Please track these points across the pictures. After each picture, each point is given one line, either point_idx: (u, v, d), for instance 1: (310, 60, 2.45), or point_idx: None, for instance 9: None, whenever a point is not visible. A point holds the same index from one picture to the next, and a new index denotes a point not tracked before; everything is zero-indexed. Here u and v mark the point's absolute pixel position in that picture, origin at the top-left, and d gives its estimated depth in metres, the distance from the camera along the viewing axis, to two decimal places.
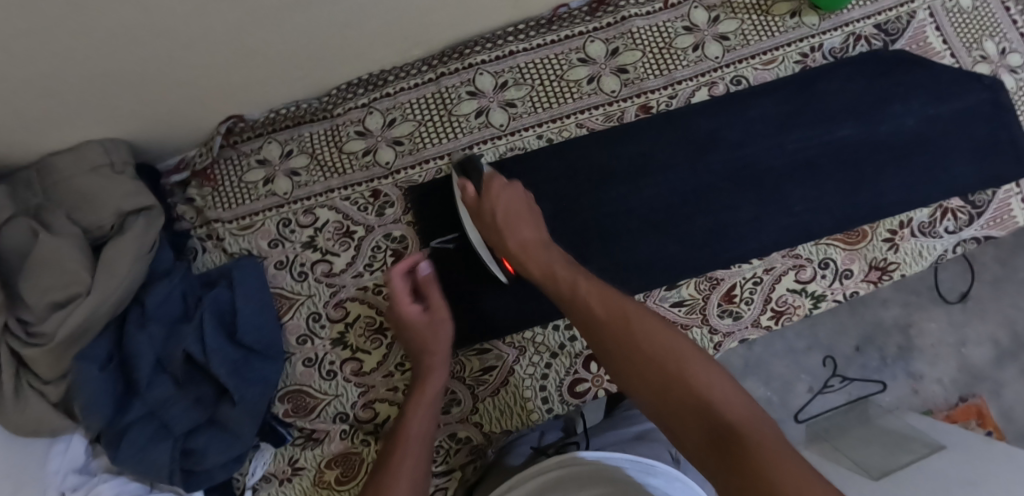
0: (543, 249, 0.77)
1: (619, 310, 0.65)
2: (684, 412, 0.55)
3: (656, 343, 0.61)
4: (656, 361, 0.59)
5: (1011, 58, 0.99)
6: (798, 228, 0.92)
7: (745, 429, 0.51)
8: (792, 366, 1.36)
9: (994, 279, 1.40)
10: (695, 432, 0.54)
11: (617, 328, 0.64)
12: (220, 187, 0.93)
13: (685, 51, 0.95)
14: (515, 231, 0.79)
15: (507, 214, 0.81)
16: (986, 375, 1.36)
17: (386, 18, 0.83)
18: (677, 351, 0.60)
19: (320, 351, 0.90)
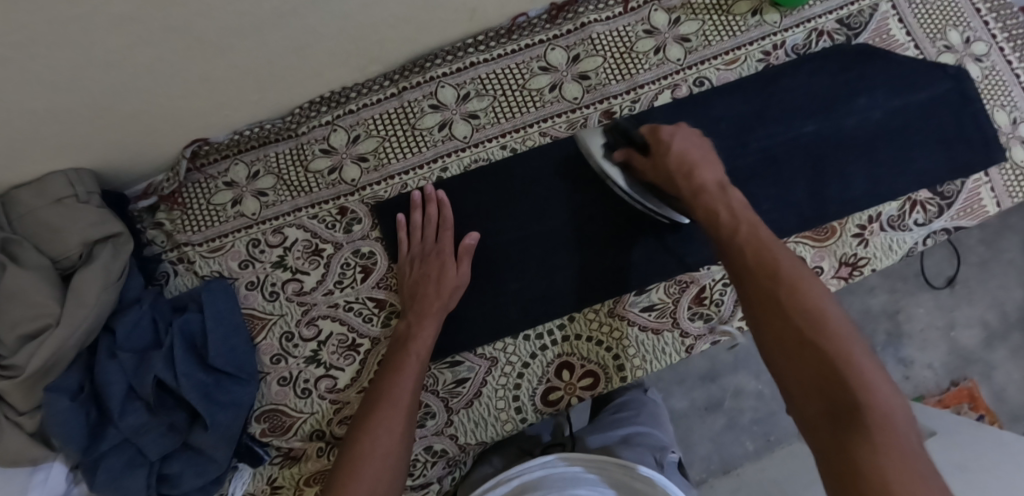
0: (712, 198, 0.76)
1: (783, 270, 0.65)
2: (816, 372, 0.56)
3: (811, 303, 0.61)
4: (802, 314, 0.60)
5: (976, 46, 0.99)
6: (766, 227, 0.92)
7: (876, 414, 0.51)
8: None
9: (979, 263, 1.43)
10: (819, 400, 0.55)
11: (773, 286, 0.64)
12: (188, 211, 0.93)
13: (646, 54, 0.95)
14: (695, 181, 0.78)
15: (682, 165, 0.79)
16: (976, 357, 1.41)
17: (343, 35, 0.83)
18: (831, 317, 0.60)
19: (294, 370, 0.91)
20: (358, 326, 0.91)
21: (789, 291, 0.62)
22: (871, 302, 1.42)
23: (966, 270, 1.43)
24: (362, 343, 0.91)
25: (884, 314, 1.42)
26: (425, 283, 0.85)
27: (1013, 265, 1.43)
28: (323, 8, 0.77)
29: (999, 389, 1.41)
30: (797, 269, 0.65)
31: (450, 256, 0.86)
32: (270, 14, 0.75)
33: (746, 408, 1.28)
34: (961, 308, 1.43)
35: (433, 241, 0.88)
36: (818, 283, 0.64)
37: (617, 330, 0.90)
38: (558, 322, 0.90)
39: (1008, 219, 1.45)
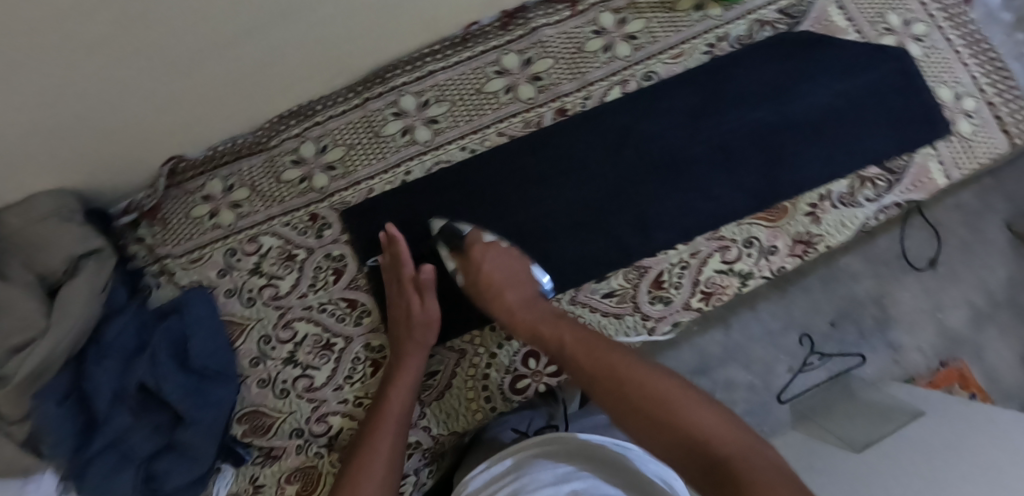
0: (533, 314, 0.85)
1: (607, 366, 0.73)
2: (680, 446, 0.63)
3: (643, 385, 0.69)
4: (644, 409, 0.67)
5: (916, 27, 1.03)
6: (719, 211, 0.96)
7: (735, 460, 0.59)
8: (770, 350, 1.41)
9: (960, 243, 1.45)
10: (695, 464, 0.61)
11: (609, 383, 0.72)
12: (169, 225, 0.98)
13: (595, 54, 0.99)
14: (504, 295, 0.86)
15: (494, 279, 0.87)
16: (965, 338, 1.43)
17: (304, 51, 0.89)
18: (665, 396, 0.67)
19: (273, 371, 0.94)
20: (331, 326, 0.95)
21: (625, 390, 0.69)
22: (856, 288, 1.43)
23: (947, 251, 1.45)
24: (336, 342, 0.94)
25: (869, 300, 1.44)
26: (397, 324, 0.89)
27: (994, 244, 1.46)
28: (282, 26, 0.83)
29: (991, 367, 1.42)
30: (620, 368, 0.72)
31: (415, 295, 0.89)
32: (234, 34, 0.80)
33: (740, 398, 1.38)
34: (946, 289, 1.44)
35: (397, 282, 0.91)
36: (640, 367, 0.71)
37: (580, 317, 0.93)
38: None
39: (986, 198, 1.47)
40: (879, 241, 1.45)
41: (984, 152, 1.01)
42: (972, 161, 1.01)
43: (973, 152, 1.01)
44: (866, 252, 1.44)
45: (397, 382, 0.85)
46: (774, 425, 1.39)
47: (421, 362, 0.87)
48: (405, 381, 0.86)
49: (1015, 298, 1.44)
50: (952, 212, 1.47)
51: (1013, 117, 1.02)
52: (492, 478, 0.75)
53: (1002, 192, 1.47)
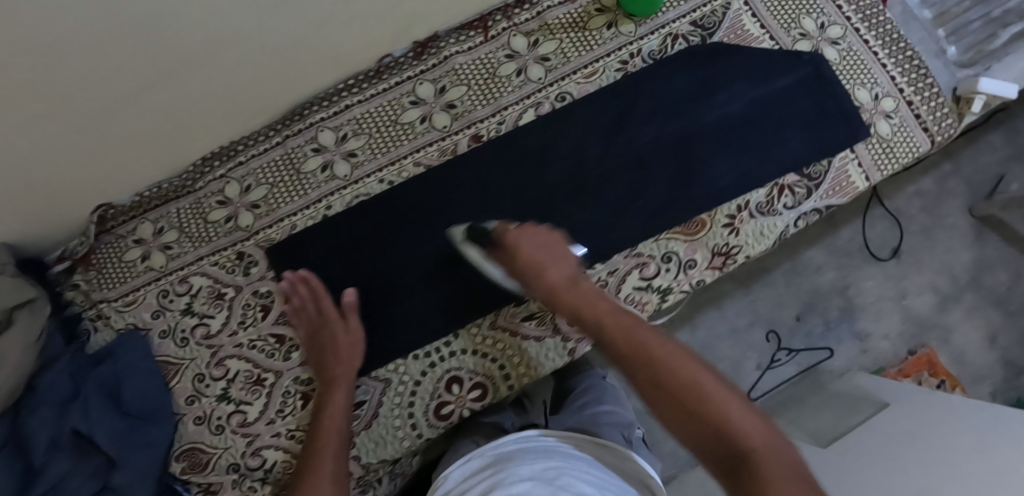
0: (565, 290, 0.80)
1: (640, 346, 0.70)
2: (708, 438, 0.62)
3: (678, 367, 0.67)
4: (678, 383, 0.66)
5: (831, 31, 1.03)
6: (637, 227, 0.96)
7: (764, 459, 0.58)
8: (739, 347, 1.44)
9: (924, 229, 1.47)
10: (721, 458, 0.61)
11: (642, 364, 0.69)
12: (103, 270, 1.01)
13: (509, 77, 1.00)
14: (545, 270, 0.82)
15: (533, 254, 0.83)
16: (934, 322, 1.45)
17: (216, 95, 0.90)
18: (703, 380, 0.65)
19: (208, 408, 0.97)
20: (261, 362, 0.97)
21: (662, 363, 0.67)
22: (820, 280, 1.46)
23: (910, 239, 1.46)
24: (267, 377, 0.97)
25: (834, 291, 1.46)
26: (325, 352, 0.92)
27: (957, 228, 1.47)
28: (184, 74, 0.84)
29: (959, 351, 1.45)
30: (662, 344, 0.70)
31: (337, 320, 0.93)
32: (138, 84, 0.82)
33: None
34: (911, 276, 1.46)
35: (318, 313, 0.94)
36: (679, 349, 0.69)
37: (501, 341, 0.94)
38: (444, 340, 0.95)
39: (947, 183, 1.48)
40: (842, 233, 1.46)
41: (903, 152, 1.01)
42: (893, 162, 1.01)
43: (893, 152, 1.01)
44: (829, 244, 1.46)
45: (326, 423, 0.86)
46: None
47: (345, 397, 0.89)
48: (333, 421, 0.87)
49: (981, 280, 1.46)
50: (913, 198, 1.48)
51: (933, 114, 1.02)
52: (467, 474, 0.76)
53: (961, 176, 1.48)
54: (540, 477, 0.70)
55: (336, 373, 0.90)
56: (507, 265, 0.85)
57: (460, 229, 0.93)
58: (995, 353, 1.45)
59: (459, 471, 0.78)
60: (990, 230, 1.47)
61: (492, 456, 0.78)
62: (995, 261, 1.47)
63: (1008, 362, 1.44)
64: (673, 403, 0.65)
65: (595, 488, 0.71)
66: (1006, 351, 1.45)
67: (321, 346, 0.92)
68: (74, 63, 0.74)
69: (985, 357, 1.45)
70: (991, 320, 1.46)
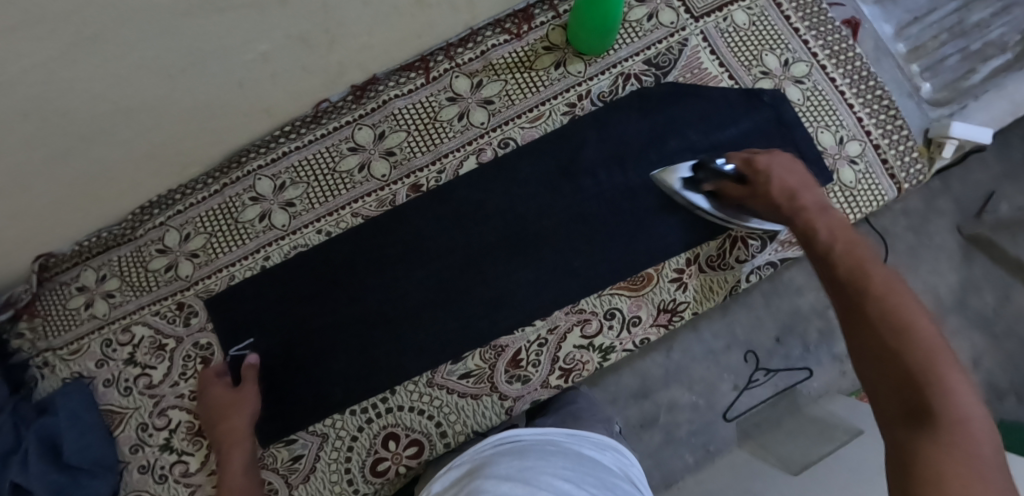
0: (818, 212, 0.77)
1: (866, 277, 0.67)
2: (893, 377, 0.59)
3: (898, 306, 0.63)
4: (895, 328, 0.61)
5: (795, 68, 0.97)
6: (579, 282, 0.93)
7: (948, 423, 0.53)
8: (714, 369, 1.30)
9: (909, 249, 1.34)
10: (899, 402, 0.57)
11: (856, 289, 0.66)
12: (48, 318, 1.01)
13: (450, 122, 0.97)
14: (806, 196, 0.79)
15: (785, 187, 0.81)
16: None
17: (144, 151, 0.88)
18: (926, 330, 0.60)
19: (151, 457, 0.98)
20: None
21: (884, 311, 0.62)
22: (800, 301, 1.33)
23: (894, 260, 1.33)
24: None
25: (813, 313, 1.33)
26: (213, 414, 0.92)
27: (944, 249, 1.34)
28: (107, 134, 0.81)
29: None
30: (892, 284, 0.65)
31: (216, 385, 0.93)
32: (54, 153, 0.79)
33: (683, 420, 1.29)
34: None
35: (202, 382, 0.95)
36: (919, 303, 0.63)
37: (438, 399, 0.93)
38: (380, 396, 0.93)
39: (936, 201, 1.35)
40: None
41: (867, 201, 0.96)
42: (856, 211, 0.95)
43: (856, 201, 0.95)
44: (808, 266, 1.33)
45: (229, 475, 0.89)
46: (720, 445, 1.28)
47: (246, 452, 0.90)
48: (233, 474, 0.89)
49: (967, 302, 1.33)
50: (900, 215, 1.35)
51: (901, 160, 0.96)
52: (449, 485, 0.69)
53: (949, 194, 1.35)
54: (518, 477, 0.63)
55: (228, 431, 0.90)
56: (751, 198, 0.84)
57: (671, 178, 0.92)
58: (977, 377, 1.31)
59: (439, 484, 0.71)
60: (978, 250, 1.33)
61: (470, 463, 0.71)
62: (982, 282, 1.33)
63: (992, 386, 1.30)
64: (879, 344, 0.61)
65: (572, 481, 0.65)
66: (990, 375, 1.31)
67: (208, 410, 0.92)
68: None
69: None
70: (975, 343, 1.32)
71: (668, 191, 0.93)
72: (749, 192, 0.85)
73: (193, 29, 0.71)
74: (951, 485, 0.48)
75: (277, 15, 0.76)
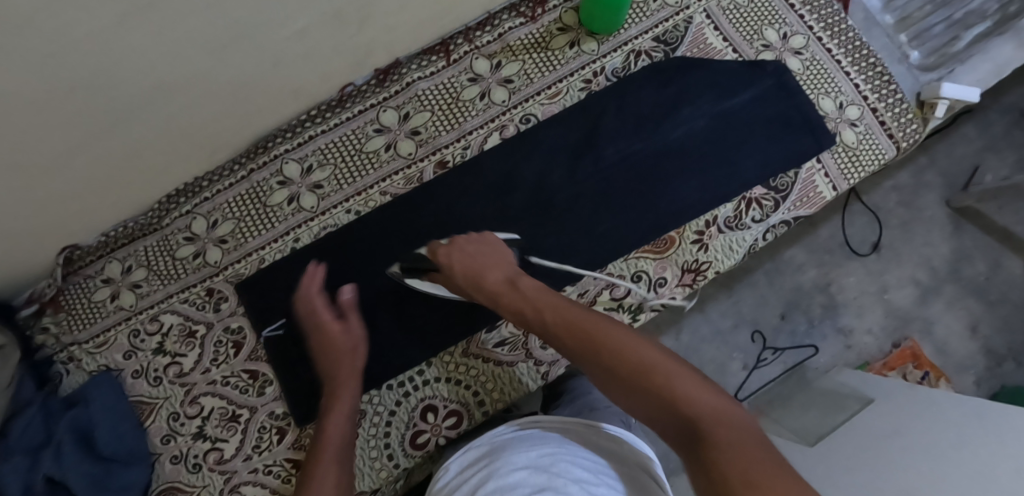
0: (511, 287, 0.79)
1: (574, 331, 0.68)
2: (651, 405, 0.57)
3: (606, 342, 0.64)
4: (617, 361, 0.62)
5: (794, 40, 1.04)
6: (604, 248, 0.96)
7: (705, 419, 0.53)
8: (723, 348, 1.35)
9: (902, 222, 1.40)
10: (671, 423, 0.55)
11: (578, 345, 0.66)
12: (73, 313, 1.00)
13: (472, 101, 1.00)
14: (488, 275, 0.82)
15: (469, 269, 0.84)
16: (916, 315, 1.38)
17: (177, 134, 0.89)
18: (636, 350, 0.62)
19: (184, 447, 0.96)
20: (236, 398, 0.97)
21: (614, 353, 0.62)
22: (801, 279, 1.38)
23: (890, 234, 1.39)
24: (242, 413, 0.96)
25: (816, 289, 1.38)
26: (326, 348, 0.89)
27: (935, 221, 1.40)
28: (147, 114, 0.82)
29: (942, 342, 1.37)
30: (597, 322, 0.67)
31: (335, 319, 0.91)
32: (97, 132, 0.80)
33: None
34: (891, 270, 1.39)
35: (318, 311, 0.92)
36: (617, 326, 0.66)
37: (474, 368, 0.94)
38: (417, 369, 0.95)
39: (925, 175, 1.42)
40: (821, 230, 1.39)
41: (869, 159, 1.02)
42: (860, 170, 1.01)
43: (860, 161, 1.01)
44: (810, 243, 1.39)
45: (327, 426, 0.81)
46: None
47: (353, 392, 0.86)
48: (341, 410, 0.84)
49: (960, 272, 1.39)
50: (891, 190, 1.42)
51: (898, 121, 1.02)
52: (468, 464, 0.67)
53: (936, 168, 1.41)
54: (537, 467, 0.62)
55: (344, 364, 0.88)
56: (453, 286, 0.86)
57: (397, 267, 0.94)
58: (976, 343, 1.37)
59: (459, 462, 0.70)
60: (966, 221, 1.40)
61: (489, 445, 0.70)
62: (973, 251, 1.40)
63: (990, 352, 1.37)
64: (621, 383, 0.61)
65: (592, 471, 0.64)
66: (988, 341, 1.37)
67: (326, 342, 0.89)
68: (47, 121, 0.73)
69: (966, 348, 1.37)
70: (972, 310, 1.38)
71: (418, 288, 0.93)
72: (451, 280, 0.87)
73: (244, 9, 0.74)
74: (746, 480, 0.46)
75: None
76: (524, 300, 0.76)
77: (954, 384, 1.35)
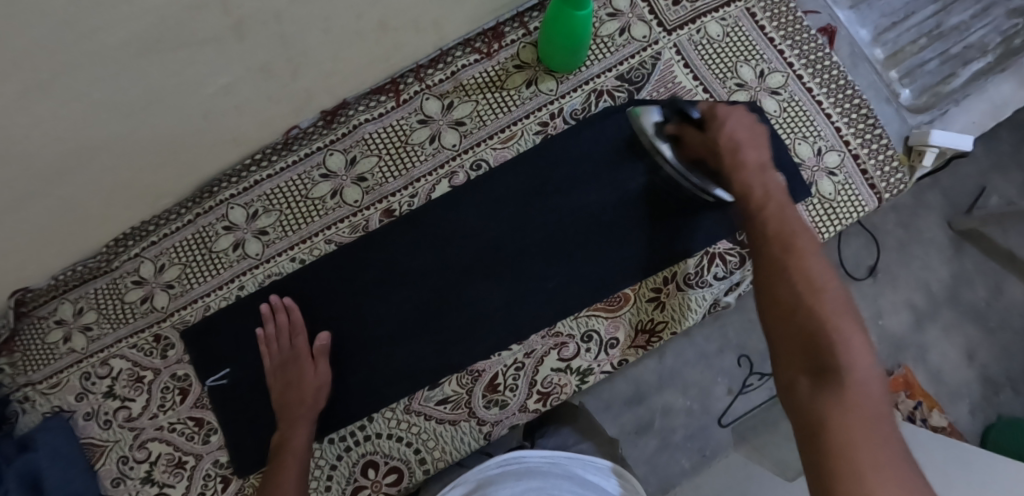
0: (758, 174, 0.80)
1: (792, 249, 0.72)
2: (807, 338, 0.64)
3: (815, 277, 0.69)
4: (810, 295, 0.67)
5: (771, 79, 0.95)
6: (552, 306, 0.92)
7: (853, 379, 0.59)
8: (707, 372, 1.20)
9: (900, 244, 1.27)
10: (808, 360, 0.63)
11: (788, 257, 0.71)
12: (27, 353, 1.00)
13: (421, 145, 0.96)
14: (750, 162, 0.81)
15: (737, 144, 0.82)
16: (909, 342, 1.25)
17: (114, 187, 0.86)
18: (835, 302, 0.66)
19: (133, 490, 0.96)
20: (182, 444, 0.96)
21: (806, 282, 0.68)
22: None
23: (887, 257, 1.26)
24: (188, 460, 0.96)
25: None
26: (291, 388, 0.89)
27: (934, 243, 1.27)
28: (71, 172, 0.79)
29: (936, 370, 1.24)
30: (814, 258, 0.71)
31: (307, 358, 0.90)
32: (21, 194, 0.78)
33: (678, 425, 1.18)
34: (886, 294, 1.25)
35: (289, 346, 0.91)
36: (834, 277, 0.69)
37: (415, 426, 0.92)
38: (358, 424, 0.93)
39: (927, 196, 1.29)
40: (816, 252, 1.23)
41: (846, 212, 0.94)
42: (835, 223, 0.94)
43: (835, 213, 0.94)
44: None
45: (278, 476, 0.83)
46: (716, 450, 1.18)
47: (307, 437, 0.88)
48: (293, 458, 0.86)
49: (959, 295, 1.26)
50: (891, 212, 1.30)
51: (880, 171, 0.94)
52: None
53: (939, 189, 1.29)
54: None
55: (303, 405, 0.88)
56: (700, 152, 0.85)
57: (649, 122, 0.89)
58: (973, 371, 1.25)
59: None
60: (970, 244, 1.28)
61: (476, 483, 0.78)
62: (974, 275, 1.27)
63: (988, 380, 1.25)
64: (801, 311, 0.66)
65: None
66: (985, 369, 1.25)
67: (296, 380, 0.89)
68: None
69: (961, 375, 1.25)
70: (969, 337, 1.26)
71: (640, 130, 0.91)
72: (705, 146, 0.84)
73: (146, 68, 0.71)
74: (854, 443, 0.54)
75: (234, 51, 0.76)
76: (749, 200, 0.79)
77: (947, 414, 1.23)
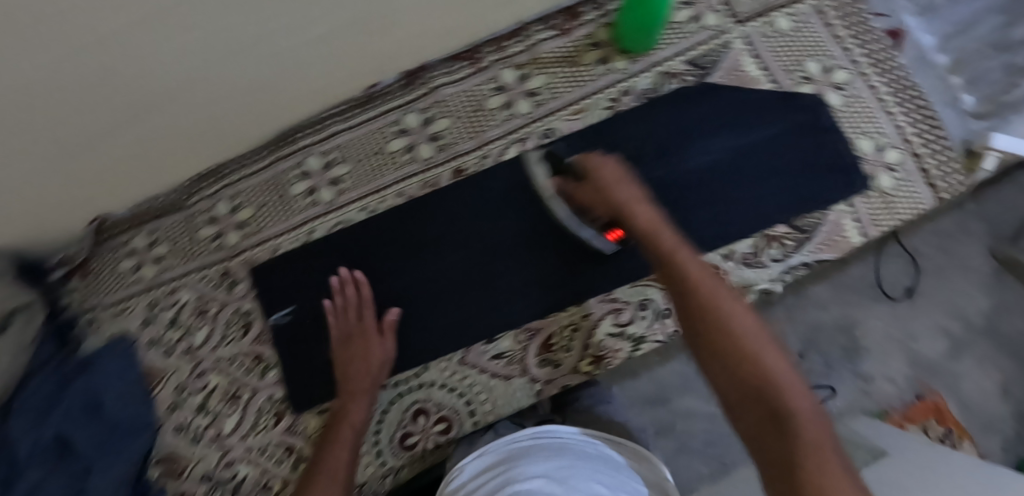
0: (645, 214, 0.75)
1: (691, 287, 0.66)
2: (745, 387, 0.58)
3: (726, 313, 0.63)
4: (721, 336, 0.61)
5: (836, 75, 0.99)
6: (611, 272, 0.95)
7: (799, 425, 0.54)
8: None
9: (936, 269, 1.23)
10: (751, 410, 0.57)
11: (693, 298, 0.65)
12: (98, 278, 1.04)
13: (494, 111, 1.00)
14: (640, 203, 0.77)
15: (623, 186, 0.79)
16: (943, 370, 1.21)
17: (204, 126, 0.90)
18: (751, 334, 0.61)
19: (187, 418, 1.00)
20: (238, 378, 1.00)
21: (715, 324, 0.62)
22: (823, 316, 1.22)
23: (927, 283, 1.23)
24: (242, 394, 0.99)
25: (839, 328, 1.22)
26: (353, 362, 0.91)
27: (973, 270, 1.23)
28: (167, 105, 0.82)
29: (968, 399, 1.20)
30: (716, 287, 0.65)
31: (372, 333, 0.93)
32: (121, 117, 0.81)
33: (698, 431, 1.16)
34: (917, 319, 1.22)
35: (357, 319, 0.94)
36: (738, 303, 0.64)
37: (468, 378, 0.95)
38: (413, 372, 0.95)
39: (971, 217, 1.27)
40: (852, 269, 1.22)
41: (907, 208, 0.97)
42: (893, 217, 0.97)
43: (895, 209, 0.97)
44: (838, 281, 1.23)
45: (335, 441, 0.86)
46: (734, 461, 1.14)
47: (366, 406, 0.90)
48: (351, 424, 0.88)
49: (998, 327, 1.22)
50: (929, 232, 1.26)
51: (941, 170, 0.97)
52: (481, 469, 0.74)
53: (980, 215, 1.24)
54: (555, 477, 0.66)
55: (366, 374, 0.91)
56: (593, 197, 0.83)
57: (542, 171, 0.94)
58: (1010, 406, 1.19)
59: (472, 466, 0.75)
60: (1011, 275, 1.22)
61: (506, 452, 0.75)
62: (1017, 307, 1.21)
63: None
64: (729, 355, 0.60)
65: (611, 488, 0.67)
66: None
67: (360, 353, 0.92)
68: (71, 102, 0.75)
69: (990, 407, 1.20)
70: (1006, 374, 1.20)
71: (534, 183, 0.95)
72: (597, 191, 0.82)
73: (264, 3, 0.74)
74: None
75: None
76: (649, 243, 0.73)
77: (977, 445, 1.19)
